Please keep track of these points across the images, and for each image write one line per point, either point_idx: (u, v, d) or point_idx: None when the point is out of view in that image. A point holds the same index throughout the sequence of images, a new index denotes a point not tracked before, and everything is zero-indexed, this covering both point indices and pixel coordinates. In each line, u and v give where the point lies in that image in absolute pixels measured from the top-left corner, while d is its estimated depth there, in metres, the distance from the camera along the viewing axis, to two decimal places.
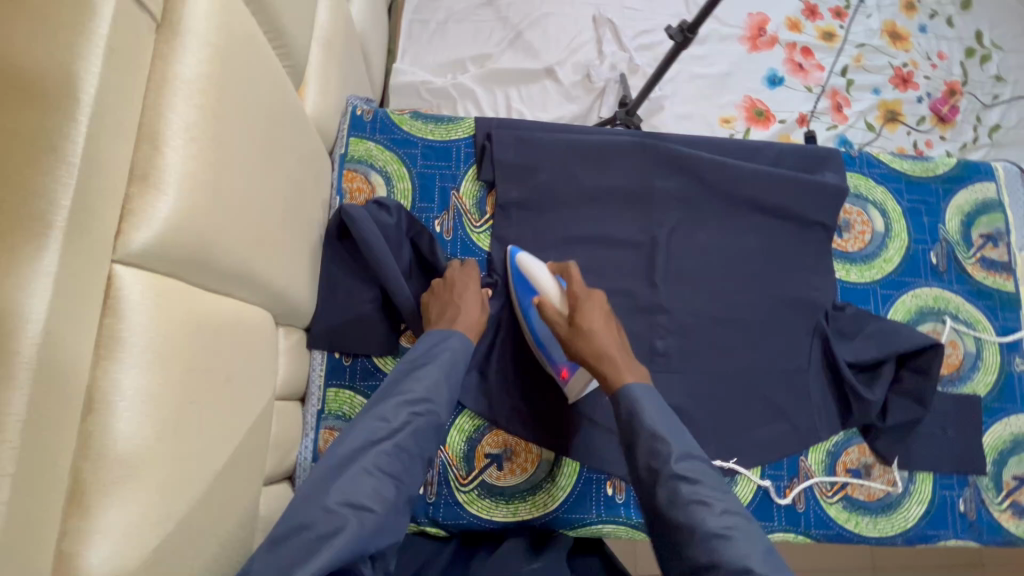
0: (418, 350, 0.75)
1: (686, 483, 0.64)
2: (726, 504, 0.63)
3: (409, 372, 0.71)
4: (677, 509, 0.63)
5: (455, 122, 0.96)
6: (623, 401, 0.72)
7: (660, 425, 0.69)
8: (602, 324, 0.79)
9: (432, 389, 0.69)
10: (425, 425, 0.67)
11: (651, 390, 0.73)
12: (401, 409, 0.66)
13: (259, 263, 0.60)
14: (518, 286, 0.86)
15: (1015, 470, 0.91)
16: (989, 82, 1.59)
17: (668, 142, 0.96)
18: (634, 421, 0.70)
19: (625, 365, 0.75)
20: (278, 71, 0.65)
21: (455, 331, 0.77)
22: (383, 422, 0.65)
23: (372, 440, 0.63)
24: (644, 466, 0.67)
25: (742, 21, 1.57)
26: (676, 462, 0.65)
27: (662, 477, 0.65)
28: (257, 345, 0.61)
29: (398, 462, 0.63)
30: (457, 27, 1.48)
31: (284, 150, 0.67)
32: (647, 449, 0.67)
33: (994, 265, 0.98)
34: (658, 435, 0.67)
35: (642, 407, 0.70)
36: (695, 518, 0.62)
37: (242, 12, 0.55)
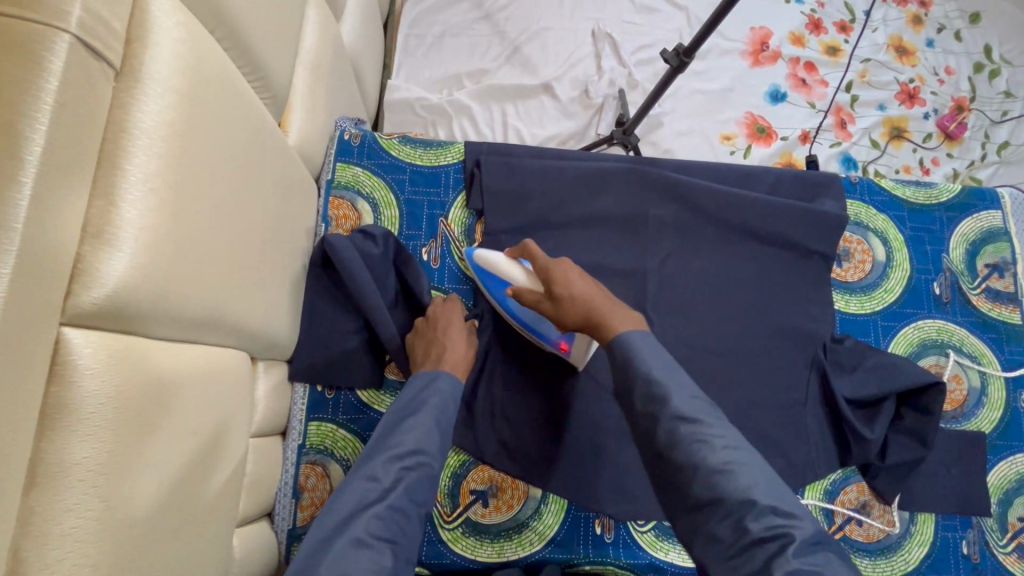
0: (404, 399, 0.73)
1: (686, 422, 0.61)
2: (726, 439, 0.61)
3: (398, 423, 0.69)
4: (677, 447, 0.60)
5: (445, 147, 0.95)
6: (621, 353, 0.69)
7: (656, 368, 0.65)
8: (578, 280, 0.75)
9: (422, 439, 0.67)
10: (418, 479, 0.65)
11: (645, 333, 0.71)
12: (391, 466, 0.65)
13: (231, 305, 0.58)
14: (486, 280, 0.85)
15: (1021, 511, 0.87)
16: (999, 98, 1.55)
17: (662, 168, 0.94)
18: (629, 368, 0.66)
19: (618, 316, 0.72)
20: (257, 106, 0.64)
21: (443, 370, 0.75)
22: (373, 483, 0.63)
23: (363, 504, 0.61)
24: (642, 411, 0.64)
25: (744, 36, 1.54)
26: (674, 401, 0.62)
27: (660, 419, 0.62)
28: (222, 388, 0.60)
29: (393, 524, 0.61)
30: (453, 42, 1.47)
31: (262, 185, 0.66)
32: (645, 396, 0.64)
33: (1000, 296, 0.95)
34: (654, 379, 0.64)
35: (637, 353, 0.67)
36: (696, 457, 0.59)
37: (215, 51, 0.54)
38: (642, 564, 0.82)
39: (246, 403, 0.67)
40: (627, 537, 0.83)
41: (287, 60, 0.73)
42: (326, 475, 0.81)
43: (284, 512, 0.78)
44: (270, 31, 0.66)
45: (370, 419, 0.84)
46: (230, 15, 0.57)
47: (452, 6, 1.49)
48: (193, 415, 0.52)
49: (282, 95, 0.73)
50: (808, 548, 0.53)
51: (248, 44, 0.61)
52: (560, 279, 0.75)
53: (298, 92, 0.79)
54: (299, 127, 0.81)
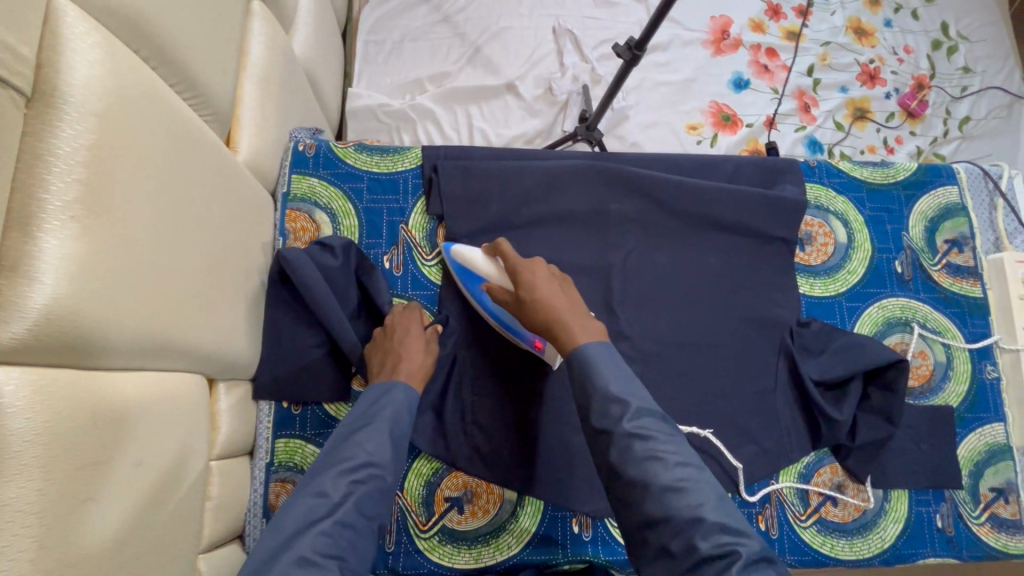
0: (358, 410, 0.73)
1: (640, 439, 0.61)
2: (681, 456, 0.61)
3: (349, 435, 0.69)
4: (631, 466, 0.60)
5: (402, 153, 0.94)
6: (577, 367, 0.68)
7: (611, 383, 0.65)
8: (546, 284, 0.74)
9: (373, 452, 0.67)
10: (368, 492, 0.65)
11: (605, 345, 0.69)
12: (341, 480, 0.64)
13: (179, 329, 0.58)
14: (462, 278, 0.86)
15: (992, 482, 0.88)
16: (957, 74, 1.57)
17: (620, 162, 0.94)
18: (586, 383, 0.66)
19: (576, 326, 0.70)
20: (194, 124, 0.63)
21: (395, 381, 0.75)
22: (322, 498, 0.63)
23: (311, 519, 0.61)
24: (597, 427, 0.64)
25: (705, 25, 1.55)
26: (628, 419, 0.62)
27: (614, 436, 0.62)
28: (175, 414, 0.59)
29: (341, 538, 0.61)
30: (413, 46, 1.46)
31: (207, 205, 0.65)
32: (600, 410, 0.64)
33: (960, 271, 0.96)
34: (612, 396, 0.64)
35: (593, 370, 0.66)
36: (649, 473, 0.60)
37: (142, 73, 0.53)
38: (621, 560, 0.82)
39: (203, 427, 0.66)
40: (605, 534, 0.83)
41: (228, 77, 0.72)
42: None
43: (256, 532, 0.77)
44: (204, 47, 0.65)
45: None
46: (157, 34, 0.56)
47: (411, 11, 1.48)
48: (140, 443, 0.52)
49: (226, 111, 0.72)
50: (754, 567, 0.55)
51: (181, 62, 0.61)
52: (527, 280, 0.74)
53: (245, 106, 0.78)
54: (249, 143, 0.80)
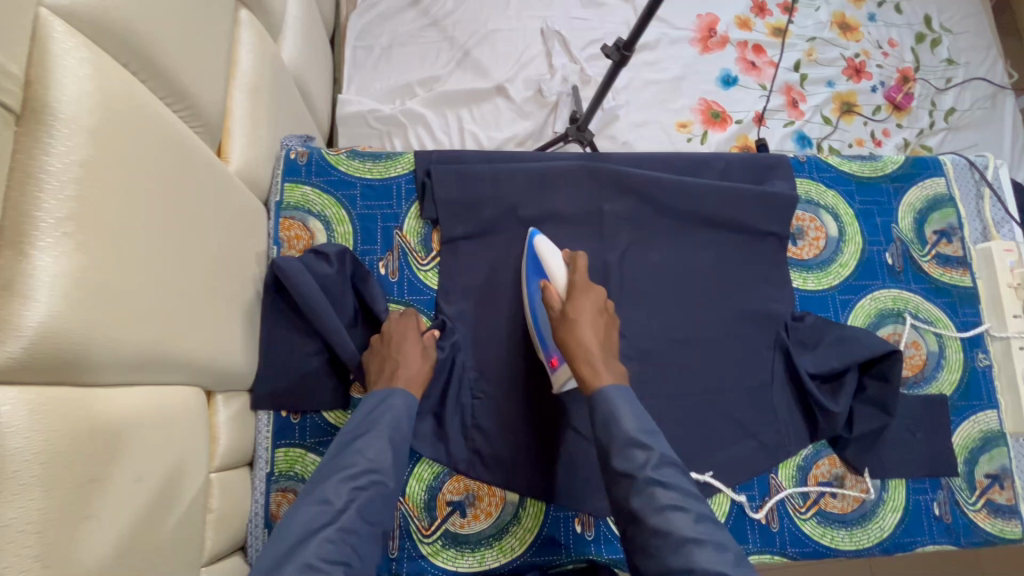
0: (360, 415, 0.73)
1: (662, 489, 0.63)
2: (701, 512, 0.63)
3: (350, 442, 0.69)
4: (653, 515, 0.62)
5: (394, 158, 0.94)
6: (598, 403, 0.70)
7: (637, 429, 0.67)
8: (592, 317, 0.77)
9: (375, 458, 0.67)
10: (371, 498, 0.65)
11: (626, 389, 0.71)
12: (344, 487, 0.65)
13: (174, 342, 0.57)
14: (529, 265, 0.86)
15: (987, 468, 0.89)
16: (941, 66, 1.59)
17: (612, 162, 0.94)
18: (611, 423, 0.68)
19: (603, 365, 0.73)
20: (185, 136, 0.63)
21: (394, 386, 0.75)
22: (325, 505, 0.63)
23: (315, 526, 0.61)
24: (619, 472, 0.65)
25: (691, 24, 1.56)
26: (652, 467, 0.64)
27: (635, 479, 0.64)
28: (172, 428, 0.59)
29: (346, 545, 0.61)
30: (402, 51, 1.46)
31: (200, 217, 0.65)
32: (623, 452, 0.66)
33: (950, 261, 0.98)
34: (636, 439, 0.66)
35: (618, 411, 0.68)
36: (671, 525, 0.61)
37: (131, 87, 0.54)
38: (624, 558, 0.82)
39: (201, 439, 0.66)
40: (608, 533, 0.83)
41: (217, 88, 0.72)
42: None
43: (258, 543, 0.77)
44: (193, 59, 0.65)
45: None
46: (146, 48, 0.56)
47: (398, 16, 1.48)
48: (139, 458, 0.52)
49: (216, 123, 0.72)
50: None
51: (170, 75, 0.61)
52: (576, 309, 0.77)
53: (235, 116, 0.78)
54: (240, 153, 0.80)
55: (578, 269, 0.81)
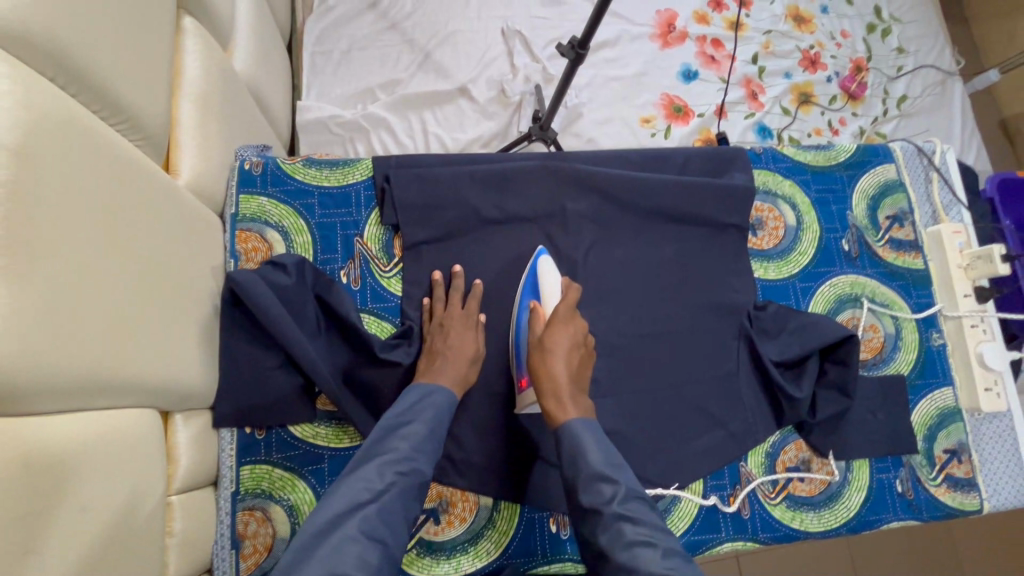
0: (401, 404, 0.75)
1: (629, 524, 0.64)
2: (670, 546, 0.62)
3: (394, 427, 0.71)
4: (621, 550, 0.62)
5: (352, 165, 0.93)
6: (563, 437, 0.72)
7: (602, 462, 0.69)
8: (567, 349, 0.78)
9: (416, 448, 0.70)
10: (409, 485, 0.68)
11: (594, 425, 0.73)
12: (385, 470, 0.67)
13: (120, 363, 0.56)
14: (524, 285, 0.87)
15: (945, 444, 0.92)
16: (892, 54, 1.64)
17: (573, 161, 0.95)
18: (577, 458, 0.69)
19: (570, 399, 0.74)
20: (124, 151, 0.61)
21: (440, 386, 0.77)
22: (368, 484, 0.66)
23: (356, 504, 0.64)
24: (585, 506, 0.67)
25: (650, 20, 1.58)
26: (618, 502, 0.65)
27: (602, 516, 0.65)
28: (123, 452, 0.57)
29: (384, 525, 0.64)
30: (362, 55, 1.44)
31: (146, 233, 0.64)
32: (589, 487, 0.67)
33: (902, 245, 1.01)
34: (601, 474, 0.67)
35: (584, 444, 0.70)
36: (637, 558, 0.61)
37: (61, 104, 0.52)
38: None
39: (156, 461, 0.64)
40: None
41: (159, 101, 0.70)
42: (267, 518, 0.78)
43: (225, 564, 0.75)
44: (131, 71, 0.63)
45: (307, 454, 0.81)
46: (76, 62, 0.54)
47: (356, 19, 1.46)
48: (84, 486, 0.50)
49: (160, 136, 0.70)
50: None
51: (106, 89, 0.59)
52: (552, 340, 0.77)
53: (183, 128, 0.76)
54: (190, 166, 0.78)
55: (566, 299, 0.81)
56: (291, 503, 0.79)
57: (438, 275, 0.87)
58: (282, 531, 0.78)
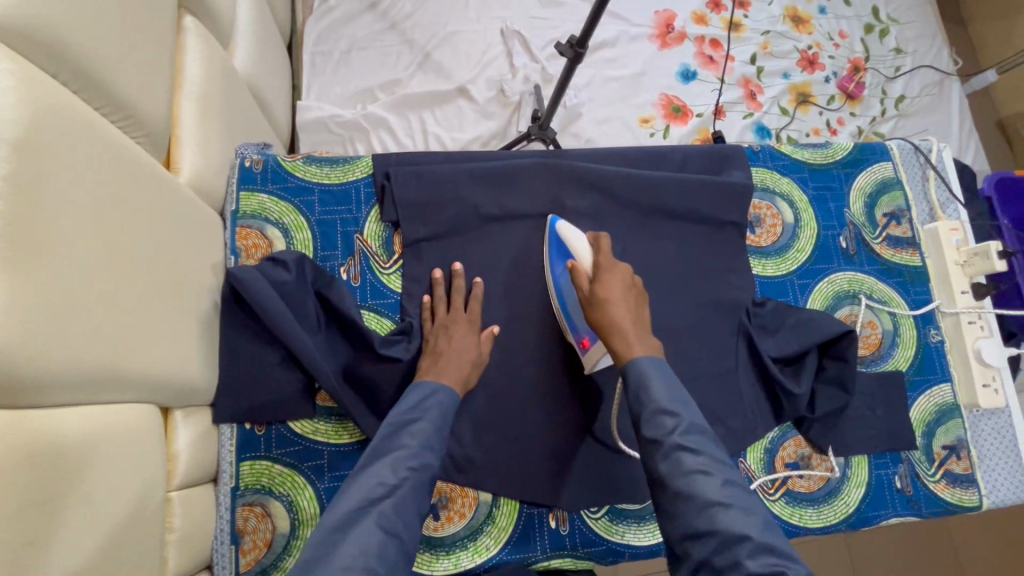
0: (407, 403, 0.75)
1: (688, 453, 0.64)
2: (728, 476, 0.63)
3: (401, 426, 0.72)
4: (679, 478, 0.63)
5: (352, 163, 0.93)
6: (630, 374, 0.72)
7: (666, 398, 0.69)
8: (621, 294, 0.79)
9: (426, 444, 0.70)
10: (421, 480, 0.68)
11: (661, 363, 0.73)
12: (397, 467, 0.67)
13: (121, 357, 0.56)
14: (551, 248, 0.88)
15: (944, 440, 0.93)
16: (890, 54, 1.64)
17: (572, 158, 0.95)
18: (642, 394, 0.70)
19: (636, 339, 0.75)
20: (124, 146, 0.61)
21: (446, 385, 0.77)
22: (381, 481, 0.66)
23: (371, 500, 0.64)
24: (646, 438, 0.67)
25: (649, 20, 1.58)
26: (680, 433, 0.66)
27: (662, 444, 0.66)
28: (123, 445, 0.58)
29: (399, 520, 0.64)
30: (362, 55, 1.44)
31: (146, 226, 0.64)
32: (651, 421, 0.67)
33: (900, 242, 1.01)
34: (664, 408, 0.67)
35: (649, 380, 0.71)
36: (696, 486, 0.62)
37: (64, 99, 0.53)
38: (600, 550, 0.83)
39: (156, 456, 0.64)
40: (582, 527, 0.84)
41: (160, 97, 0.70)
42: (266, 514, 0.78)
43: (224, 560, 0.75)
44: (133, 69, 0.64)
45: (306, 450, 0.81)
46: (79, 58, 0.55)
47: (357, 20, 1.47)
48: (85, 478, 0.51)
49: (161, 133, 0.71)
50: None
51: (109, 85, 0.59)
52: (603, 289, 0.78)
53: (184, 125, 0.76)
54: (191, 163, 0.78)
55: (601, 250, 0.82)
56: (291, 499, 0.79)
57: (439, 273, 0.87)
58: (282, 527, 0.78)
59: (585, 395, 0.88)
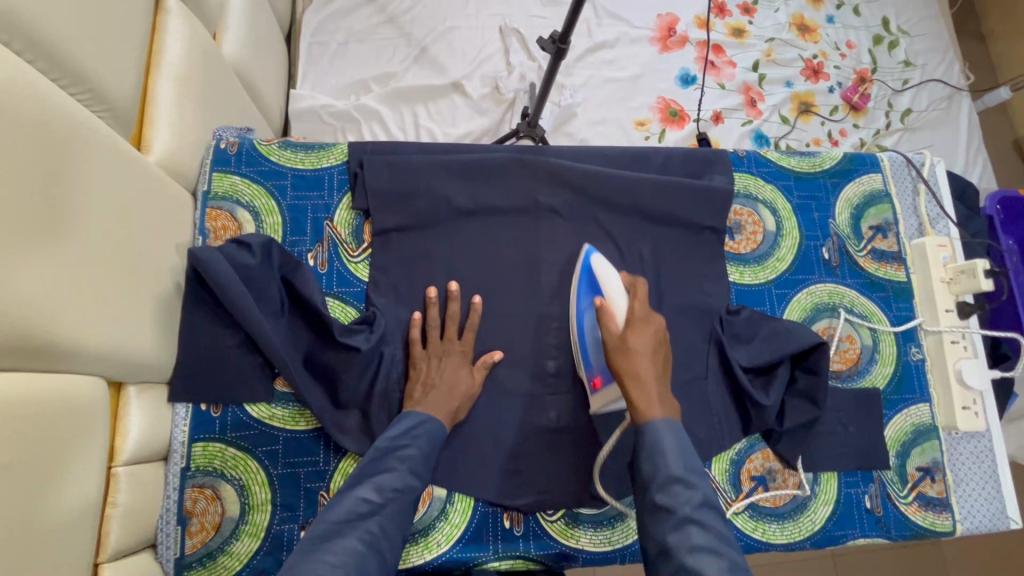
0: (395, 428, 0.75)
1: (698, 529, 0.61)
2: (734, 558, 0.59)
3: (392, 448, 0.72)
4: (686, 553, 0.59)
5: (327, 149, 0.93)
6: (647, 434, 0.68)
7: (681, 466, 0.66)
8: (652, 348, 0.74)
9: (413, 468, 0.71)
10: (405, 503, 0.69)
11: (679, 427, 0.70)
12: (382, 487, 0.68)
13: (62, 327, 0.55)
14: (580, 282, 0.85)
15: (919, 461, 0.90)
16: (898, 67, 1.61)
17: (549, 155, 0.94)
18: (654, 456, 0.67)
19: (659, 399, 0.71)
20: (80, 115, 0.61)
21: (432, 415, 0.77)
22: (366, 498, 0.66)
23: (356, 515, 0.65)
24: (655, 503, 0.65)
25: (651, 23, 1.57)
26: (691, 507, 0.63)
27: (672, 516, 0.63)
28: (63, 416, 0.57)
29: (382, 537, 0.64)
30: (359, 47, 1.45)
31: (103, 199, 0.63)
32: (664, 486, 0.65)
33: (885, 256, 0.98)
34: (675, 476, 0.65)
35: (664, 445, 0.67)
36: (700, 563, 0.58)
37: (10, 67, 0.52)
38: (553, 554, 0.82)
39: (100, 430, 0.64)
40: (536, 529, 0.82)
41: (126, 73, 0.70)
42: (216, 497, 0.78)
43: (169, 540, 0.75)
44: (97, 44, 0.64)
45: (261, 435, 0.80)
46: (37, 30, 0.55)
47: (356, 12, 1.47)
48: (26, 446, 0.51)
49: (127, 110, 0.71)
50: None
51: (65, 57, 0.59)
52: (635, 340, 0.73)
53: (159, 103, 0.77)
54: (164, 143, 0.79)
55: (638, 296, 0.77)
56: (242, 483, 0.79)
57: (434, 294, 0.85)
58: (231, 510, 0.78)
59: (548, 396, 0.86)
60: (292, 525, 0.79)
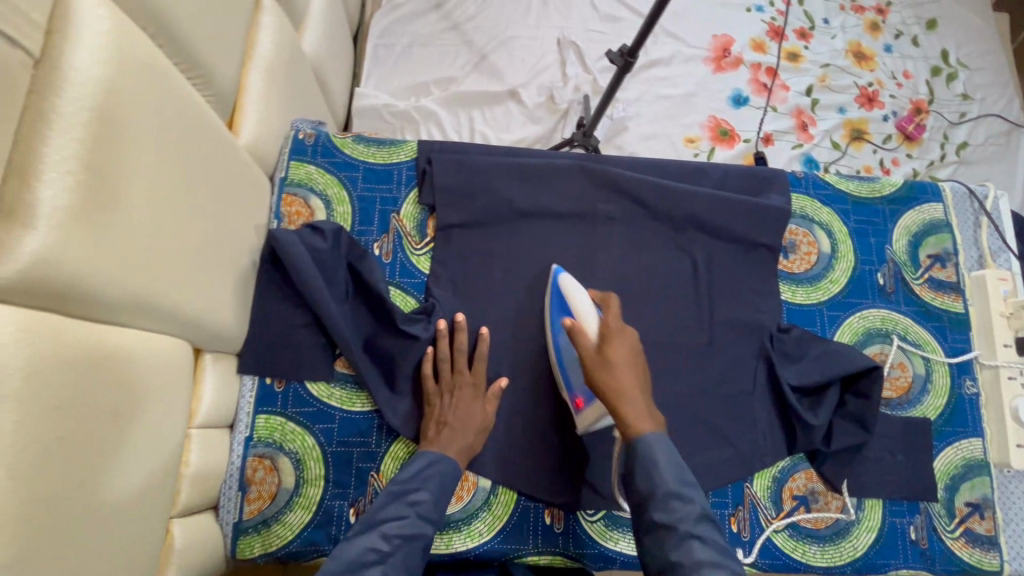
0: (407, 470, 0.76)
1: (699, 543, 0.63)
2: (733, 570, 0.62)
3: (402, 494, 0.73)
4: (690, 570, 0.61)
5: (398, 146, 0.98)
6: (638, 451, 0.69)
7: (676, 479, 0.67)
8: (629, 359, 0.75)
9: (421, 514, 0.72)
10: (414, 550, 0.70)
11: (667, 440, 0.71)
12: (391, 535, 0.70)
13: (162, 289, 0.60)
14: (552, 300, 0.86)
15: (968, 497, 0.88)
16: (956, 99, 1.59)
17: (609, 164, 0.96)
18: (649, 473, 0.68)
19: (647, 413, 0.72)
20: (191, 98, 0.66)
21: (445, 454, 0.78)
22: (374, 547, 0.68)
23: (363, 564, 0.66)
24: (656, 520, 0.66)
25: (707, 43, 1.59)
26: (691, 522, 0.64)
27: (675, 532, 0.64)
28: (153, 372, 0.62)
29: None
30: (421, 51, 1.50)
31: (204, 179, 0.69)
32: (662, 504, 0.66)
33: (942, 285, 0.97)
34: (673, 491, 0.66)
35: (657, 461, 0.68)
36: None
37: (142, 49, 0.57)
38: (591, 553, 0.83)
39: (182, 391, 0.69)
40: (576, 528, 0.84)
41: (229, 64, 0.76)
42: (274, 468, 0.81)
43: (230, 505, 0.79)
44: (210, 35, 0.69)
45: (320, 412, 0.84)
46: (167, 19, 0.60)
47: (421, 18, 1.53)
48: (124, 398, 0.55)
49: (226, 97, 0.77)
50: None
51: (186, 45, 0.64)
52: (614, 353, 0.75)
53: (250, 94, 0.82)
54: (250, 130, 0.84)
55: (611, 313, 0.79)
56: (299, 457, 0.82)
57: (443, 327, 0.84)
58: (287, 482, 0.81)
59: None
60: (342, 502, 0.82)
